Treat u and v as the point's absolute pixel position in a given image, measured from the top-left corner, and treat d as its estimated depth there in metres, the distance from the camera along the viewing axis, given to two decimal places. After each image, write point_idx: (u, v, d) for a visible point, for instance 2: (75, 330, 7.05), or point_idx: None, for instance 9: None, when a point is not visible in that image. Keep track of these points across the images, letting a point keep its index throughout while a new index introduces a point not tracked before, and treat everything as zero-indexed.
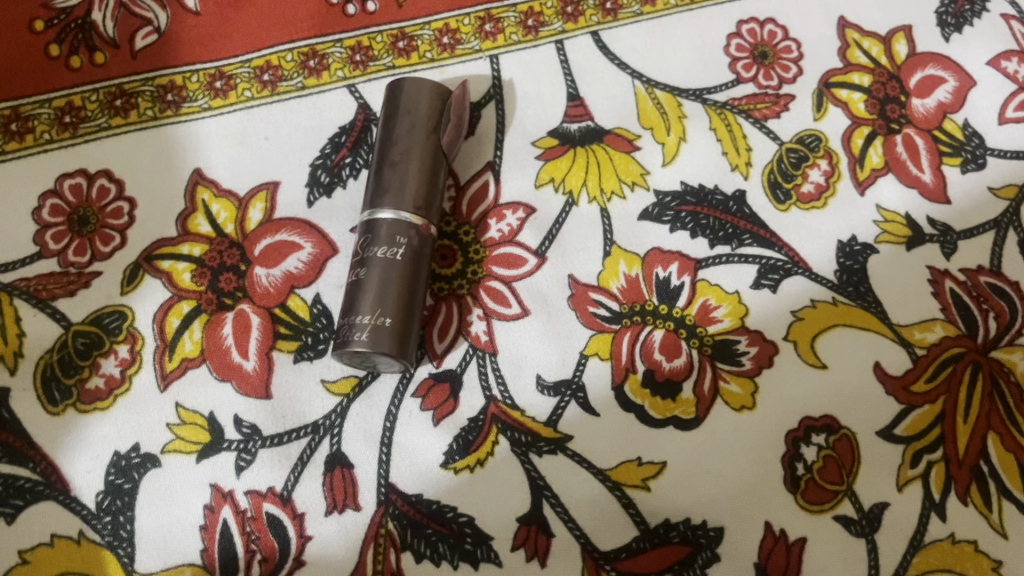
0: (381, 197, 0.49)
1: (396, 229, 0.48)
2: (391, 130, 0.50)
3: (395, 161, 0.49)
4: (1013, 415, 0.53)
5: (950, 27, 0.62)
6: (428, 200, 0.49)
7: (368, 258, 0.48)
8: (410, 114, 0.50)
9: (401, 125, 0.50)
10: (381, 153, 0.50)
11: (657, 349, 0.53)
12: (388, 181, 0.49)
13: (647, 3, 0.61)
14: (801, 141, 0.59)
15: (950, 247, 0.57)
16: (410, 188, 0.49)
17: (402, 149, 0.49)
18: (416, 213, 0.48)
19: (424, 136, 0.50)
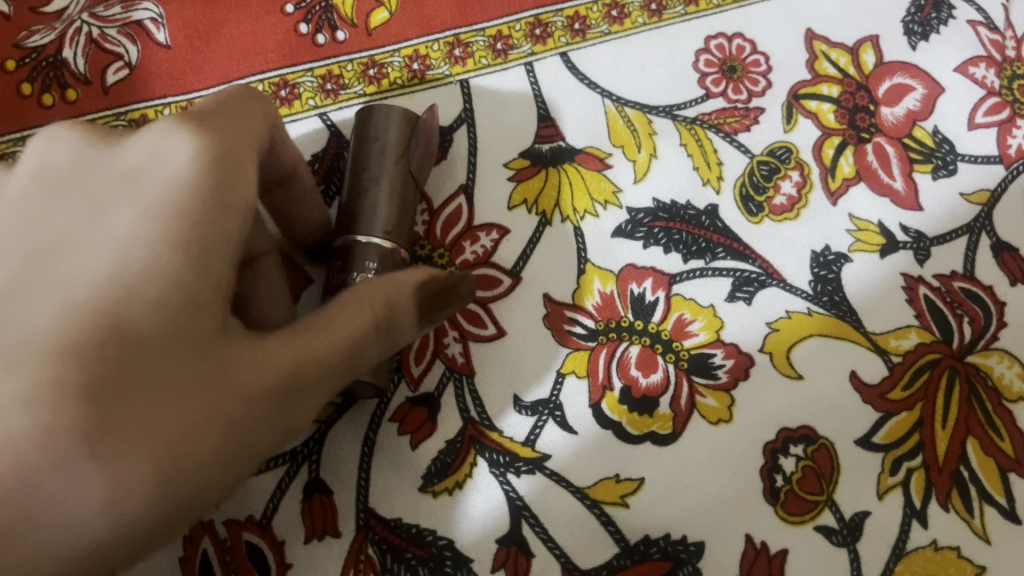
0: (352, 224, 0.48)
1: (367, 254, 0.47)
2: (360, 154, 0.50)
3: (366, 185, 0.49)
4: (991, 420, 0.53)
5: (917, 36, 0.63)
6: (398, 228, 0.49)
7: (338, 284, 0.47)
8: (379, 139, 0.50)
9: (370, 150, 0.50)
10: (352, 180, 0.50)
11: (633, 364, 0.53)
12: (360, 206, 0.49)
13: (615, 22, 0.61)
14: (772, 154, 0.59)
15: (923, 254, 0.57)
16: (381, 213, 0.49)
17: (371, 174, 0.49)
18: (387, 238, 0.48)
19: (394, 164, 0.50)
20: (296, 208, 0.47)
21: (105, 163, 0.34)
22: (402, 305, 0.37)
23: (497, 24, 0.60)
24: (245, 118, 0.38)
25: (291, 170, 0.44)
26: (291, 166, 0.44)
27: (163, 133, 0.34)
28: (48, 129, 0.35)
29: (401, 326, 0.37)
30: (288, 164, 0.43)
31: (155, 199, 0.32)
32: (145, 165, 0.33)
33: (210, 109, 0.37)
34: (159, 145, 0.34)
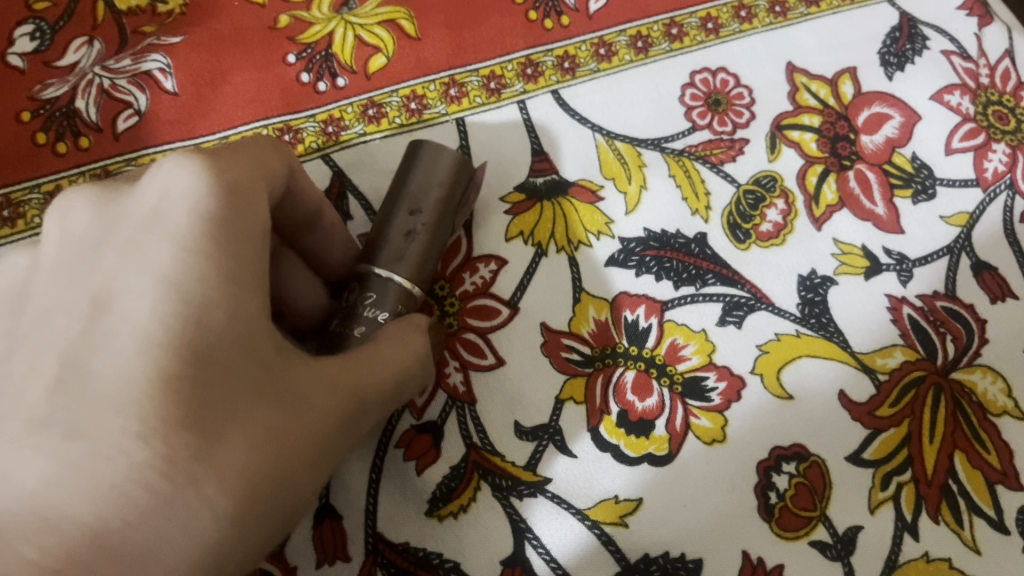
0: (378, 252, 0.48)
1: (387, 289, 0.47)
2: (405, 188, 0.50)
3: (407, 221, 0.49)
4: (978, 434, 0.55)
5: (893, 66, 0.66)
6: (424, 271, 0.49)
7: (357, 317, 0.46)
8: (428, 178, 0.50)
9: (416, 184, 0.50)
10: (390, 208, 0.50)
11: (629, 389, 0.55)
12: (393, 243, 0.48)
13: (603, 60, 0.64)
14: (757, 183, 0.61)
15: (906, 275, 0.59)
16: (413, 254, 0.48)
17: (411, 210, 0.49)
18: (409, 278, 0.48)
19: (438, 205, 0.50)
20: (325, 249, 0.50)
21: (129, 212, 0.38)
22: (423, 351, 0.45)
23: (490, 64, 0.63)
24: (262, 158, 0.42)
25: (318, 210, 0.48)
26: (317, 205, 0.47)
27: (178, 168, 0.38)
28: (62, 199, 0.40)
29: (409, 358, 0.44)
30: (312, 204, 0.47)
31: (183, 230, 0.36)
32: (168, 202, 0.37)
33: (228, 151, 0.40)
34: (176, 179, 0.38)
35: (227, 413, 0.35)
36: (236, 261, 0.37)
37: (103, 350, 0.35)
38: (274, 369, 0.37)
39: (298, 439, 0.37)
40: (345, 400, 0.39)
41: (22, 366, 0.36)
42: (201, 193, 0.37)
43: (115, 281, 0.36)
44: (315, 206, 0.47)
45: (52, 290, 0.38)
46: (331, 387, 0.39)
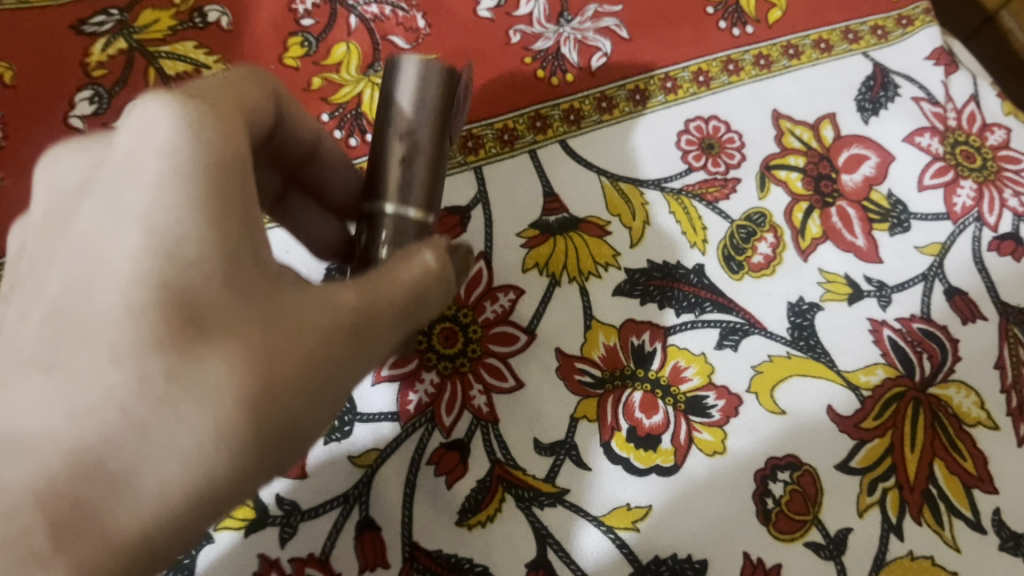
0: (382, 189, 0.46)
1: (400, 226, 0.46)
2: (392, 109, 0.46)
3: (403, 147, 0.46)
4: (954, 442, 0.61)
5: (869, 111, 0.73)
6: (431, 199, 0.47)
7: (374, 259, 0.46)
8: (419, 99, 0.46)
9: (405, 107, 0.46)
10: (383, 138, 0.46)
11: (637, 407, 0.60)
12: (395, 175, 0.46)
13: (606, 111, 0.71)
14: (749, 219, 0.68)
15: (886, 300, 0.65)
16: (419, 184, 0.46)
17: (408, 140, 0.46)
18: (420, 209, 0.46)
19: (433, 126, 0.47)
20: (330, 181, 0.57)
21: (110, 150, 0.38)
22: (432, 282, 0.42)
23: (504, 119, 0.69)
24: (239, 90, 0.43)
25: (316, 144, 0.53)
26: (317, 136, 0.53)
27: (142, 104, 0.37)
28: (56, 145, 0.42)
29: (418, 279, 0.41)
30: (310, 136, 0.52)
31: (156, 170, 0.35)
32: (135, 140, 0.37)
33: (206, 87, 0.41)
34: (138, 112, 0.37)
35: (207, 345, 0.34)
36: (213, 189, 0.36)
37: (92, 292, 0.35)
38: (265, 295, 0.37)
39: (294, 363, 0.36)
40: (347, 324, 0.38)
41: (22, 311, 0.37)
42: (168, 128, 0.36)
43: (94, 229, 0.36)
44: (311, 137, 0.53)
45: (45, 244, 0.39)
46: (328, 309, 0.38)
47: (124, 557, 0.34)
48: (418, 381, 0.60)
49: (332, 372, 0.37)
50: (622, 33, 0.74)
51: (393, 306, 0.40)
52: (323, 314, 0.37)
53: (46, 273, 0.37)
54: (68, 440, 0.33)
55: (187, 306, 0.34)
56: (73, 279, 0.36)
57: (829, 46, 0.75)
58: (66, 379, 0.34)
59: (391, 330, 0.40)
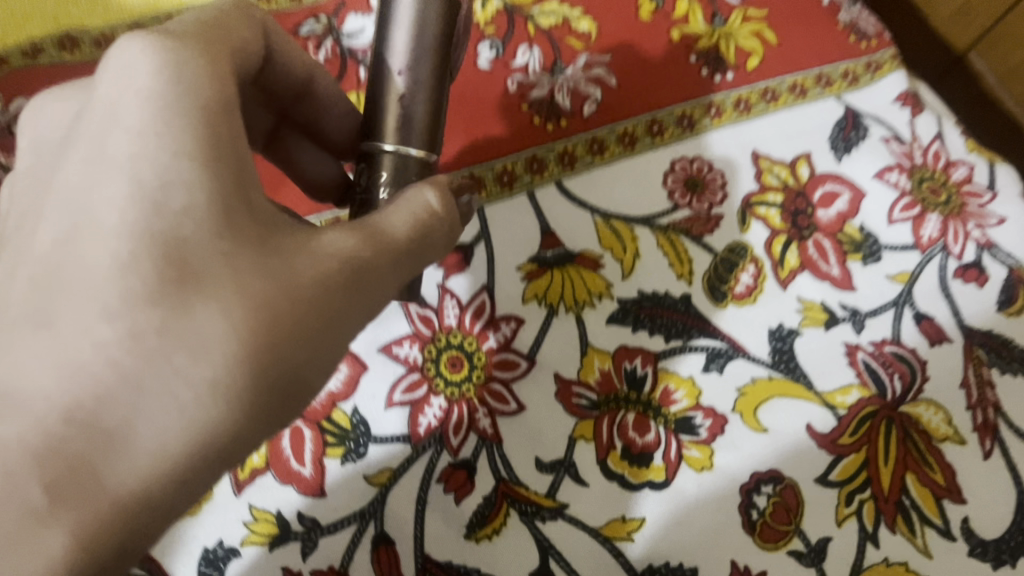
0: (382, 129, 0.47)
1: (400, 165, 0.47)
2: (389, 46, 0.47)
3: (403, 84, 0.47)
4: (925, 456, 0.65)
5: (841, 150, 0.78)
6: (433, 142, 0.49)
7: (372, 200, 0.47)
8: (418, 36, 0.46)
9: (402, 42, 0.46)
10: (382, 75, 0.47)
11: (630, 427, 0.65)
12: (397, 116, 0.47)
13: (597, 154, 0.76)
14: (731, 251, 0.73)
15: (859, 325, 0.70)
16: (420, 127, 0.47)
17: (407, 79, 0.47)
18: (421, 148, 0.48)
19: (433, 65, 0.47)
20: (321, 118, 0.58)
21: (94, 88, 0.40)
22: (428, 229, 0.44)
23: (504, 162, 0.75)
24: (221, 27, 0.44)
25: (308, 81, 0.55)
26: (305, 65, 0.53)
27: (125, 49, 0.39)
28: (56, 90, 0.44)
29: (415, 230, 0.43)
30: (301, 75, 0.54)
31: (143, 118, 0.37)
32: (120, 82, 0.38)
33: (186, 27, 0.42)
34: (125, 56, 0.39)
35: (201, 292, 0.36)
36: (202, 137, 0.38)
37: (86, 239, 0.37)
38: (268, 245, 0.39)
39: (295, 309, 0.38)
40: (348, 268, 0.40)
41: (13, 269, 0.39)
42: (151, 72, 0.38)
43: (84, 179, 0.38)
44: (303, 77, 0.54)
45: (39, 196, 0.41)
46: (330, 258, 0.40)
47: (121, 514, 0.35)
48: (427, 405, 0.65)
49: (337, 317, 0.40)
50: (611, 82, 0.79)
51: (398, 244, 0.42)
52: (321, 262, 0.39)
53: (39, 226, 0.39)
54: (78, 404, 0.35)
55: (180, 258, 0.36)
56: (68, 237, 0.38)
57: (803, 90, 0.81)
58: (74, 346, 0.36)
59: (393, 275, 0.43)
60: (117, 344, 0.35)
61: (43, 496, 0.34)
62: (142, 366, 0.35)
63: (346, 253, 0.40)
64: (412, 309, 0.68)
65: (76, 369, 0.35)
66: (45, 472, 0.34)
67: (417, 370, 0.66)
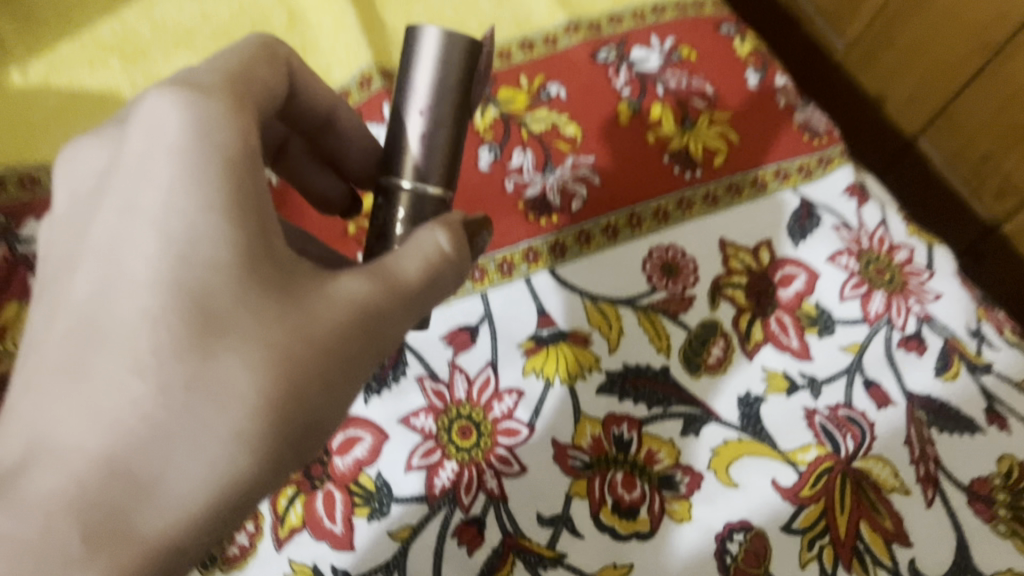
0: (401, 164, 0.54)
1: (417, 201, 0.54)
2: (413, 87, 0.53)
3: (425, 121, 0.53)
4: (876, 505, 0.75)
5: (797, 236, 0.90)
6: (451, 175, 0.55)
7: (390, 234, 0.53)
8: (441, 79, 0.53)
9: (424, 84, 0.53)
10: (406, 115, 0.54)
11: (619, 484, 0.75)
12: (419, 150, 0.53)
13: (585, 243, 0.87)
14: (703, 327, 0.83)
15: (817, 392, 0.81)
16: (439, 160, 0.54)
17: (430, 118, 0.53)
18: (438, 185, 0.54)
19: (452, 104, 0.54)
20: (340, 150, 0.69)
21: (134, 144, 0.47)
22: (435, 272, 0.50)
23: (504, 253, 0.86)
24: (252, 75, 0.52)
25: (330, 112, 0.65)
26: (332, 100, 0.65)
27: (161, 111, 0.46)
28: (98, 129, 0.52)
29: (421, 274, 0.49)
30: (324, 108, 0.65)
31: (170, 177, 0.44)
32: (155, 142, 0.46)
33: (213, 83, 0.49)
34: (160, 119, 0.46)
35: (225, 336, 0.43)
36: (228, 191, 0.45)
37: (122, 287, 0.44)
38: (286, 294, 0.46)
39: (310, 351, 0.45)
40: (358, 313, 0.47)
41: (55, 320, 0.46)
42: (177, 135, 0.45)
43: (123, 233, 0.45)
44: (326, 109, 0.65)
45: (83, 244, 0.47)
46: (341, 306, 0.47)
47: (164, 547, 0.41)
48: (441, 469, 0.74)
49: (353, 356, 0.47)
50: (595, 181, 0.91)
51: (407, 288, 0.49)
52: (335, 310, 0.46)
53: (81, 272, 0.46)
54: (112, 459, 0.41)
55: (208, 310, 0.43)
56: (99, 292, 0.45)
57: (764, 184, 0.93)
58: (108, 401, 0.42)
59: (404, 316, 0.50)
60: (149, 397, 0.42)
61: (82, 546, 0.39)
62: (171, 421, 0.42)
63: (358, 300, 0.47)
64: (427, 384, 0.78)
65: (110, 425, 0.41)
66: (85, 523, 0.40)
67: (431, 437, 0.76)
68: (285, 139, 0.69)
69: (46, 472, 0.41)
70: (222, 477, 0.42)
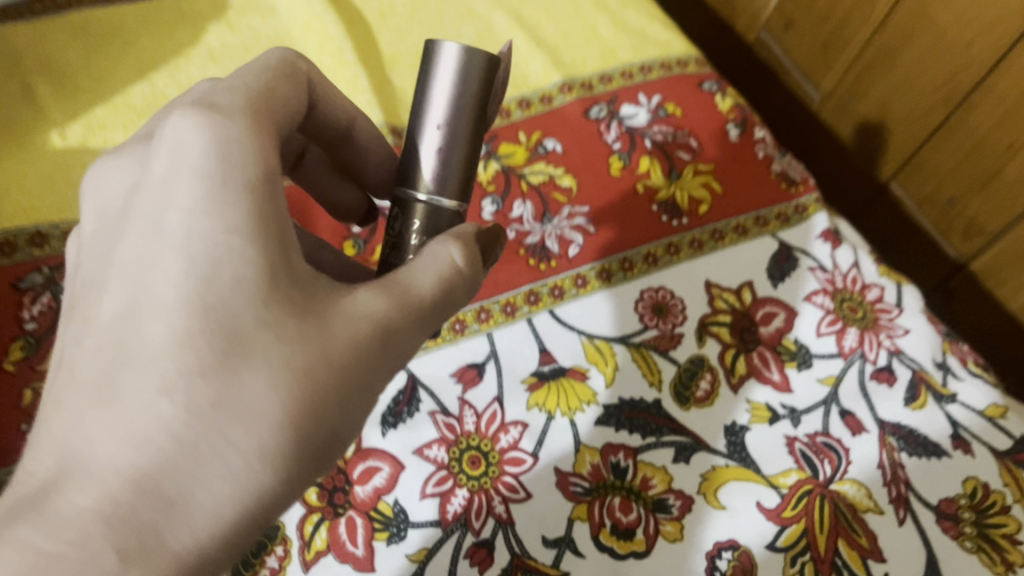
0: (417, 177, 0.55)
1: (433, 213, 0.56)
2: (430, 101, 0.55)
3: (441, 136, 0.55)
4: (852, 524, 0.81)
5: (777, 278, 0.97)
6: (465, 192, 0.57)
7: (403, 244, 0.56)
8: (458, 95, 0.54)
9: (441, 100, 0.54)
10: (423, 128, 0.55)
11: (617, 508, 0.81)
12: (435, 166, 0.55)
13: (581, 286, 0.95)
14: (692, 362, 0.91)
15: (797, 421, 0.88)
16: (454, 177, 0.56)
17: (445, 132, 0.55)
18: (453, 200, 0.56)
19: (470, 121, 0.55)
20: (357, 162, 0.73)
21: (156, 165, 0.49)
22: (445, 292, 0.53)
23: (507, 296, 0.93)
24: (272, 95, 0.54)
25: (349, 128, 0.69)
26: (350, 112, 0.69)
27: (184, 133, 0.48)
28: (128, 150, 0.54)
29: (430, 294, 0.52)
30: (343, 124, 0.69)
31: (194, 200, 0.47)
32: (177, 164, 0.48)
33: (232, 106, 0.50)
34: (183, 141, 0.48)
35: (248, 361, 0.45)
36: (249, 214, 0.47)
37: (147, 307, 0.46)
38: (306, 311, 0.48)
39: (328, 372, 0.48)
40: (373, 331, 0.50)
41: (82, 338, 0.48)
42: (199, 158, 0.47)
43: (150, 254, 0.47)
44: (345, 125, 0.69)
45: (110, 263, 0.49)
46: (360, 323, 0.50)
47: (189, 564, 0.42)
48: (453, 496, 0.81)
49: (374, 368, 0.50)
50: (590, 229, 0.98)
51: (422, 300, 0.52)
52: (351, 329, 0.49)
53: (110, 291, 0.48)
54: (142, 477, 0.42)
55: (232, 333, 0.45)
56: (126, 312, 0.47)
57: (745, 230, 1.01)
58: (133, 422, 0.43)
59: (419, 327, 0.53)
60: (175, 416, 0.43)
61: (116, 560, 0.40)
62: (198, 440, 0.43)
63: (377, 314, 0.50)
64: (439, 418, 0.85)
65: (139, 445, 0.42)
66: (116, 537, 0.40)
67: (444, 467, 0.82)
68: (304, 148, 0.74)
69: (80, 487, 0.42)
70: (253, 490, 0.45)
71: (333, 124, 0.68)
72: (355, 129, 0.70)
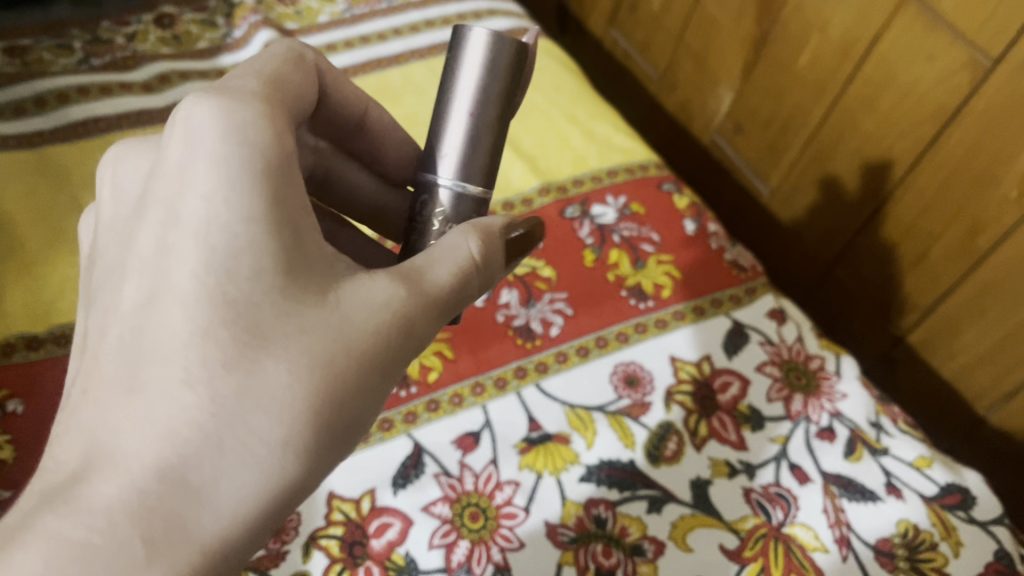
0: (450, 159, 0.68)
1: (459, 205, 0.69)
2: (464, 88, 0.67)
3: (469, 123, 0.67)
4: (803, 562, 0.94)
5: (731, 350, 1.12)
6: (488, 177, 0.70)
7: (427, 228, 0.69)
8: (486, 87, 0.67)
9: (473, 88, 0.67)
10: (457, 113, 0.67)
11: (599, 553, 0.93)
12: (464, 150, 0.68)
13: (562, 361, 1.09)
14: (660, 426, 1.04)
15: (752, 474, 1.01)
16: (480, 157, 0.69)
17: (476, 116, 0.67)
18: (478, 186, 0.69)
19: (494, 113, 0.68)
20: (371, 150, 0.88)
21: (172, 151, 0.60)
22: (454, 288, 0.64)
23: (499, 372, 1.07)
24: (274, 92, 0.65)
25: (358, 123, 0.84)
26: (359, 111, 0.83)
27: (200, 120, 0.58)
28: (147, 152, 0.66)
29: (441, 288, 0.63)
30: (354, 119, 0.83)
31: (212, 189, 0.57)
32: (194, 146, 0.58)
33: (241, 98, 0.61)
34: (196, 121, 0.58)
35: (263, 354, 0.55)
36: (262, 206, 0.58)
37: (167, 290, 0.57)
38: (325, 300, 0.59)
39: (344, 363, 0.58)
40: (393, 318, 0.61)
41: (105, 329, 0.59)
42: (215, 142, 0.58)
43: (167, 242, 0.58)
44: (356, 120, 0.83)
45: (127, 260, 0.61)
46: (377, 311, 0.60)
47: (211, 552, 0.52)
48: (456, 547, 0.92)
49: (390, 352, 0.61)
50: (568, 312, 1.13)
51: (434, 290, 0.63)
52: (372, 317, 0.60)
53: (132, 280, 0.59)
54: (167, 468, 0.52)
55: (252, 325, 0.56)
56: (147, 301, 0.58)
57: (703, 310, 1.16)
58: (164, 413, 0.53)
59: (432, 313, 0.64)
60: (198, 403, 0.54)
61: (143, 545, 0.50)
62: (222, 429, 0.54)
63: (393, 301, 0.61)
64: (442, 479, 0.97)
65: (169, 435, 0.53)
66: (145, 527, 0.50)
67: (448, 521, 0.94)
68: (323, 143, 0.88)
69: (103, 479, 0.51)
70: (277, 474, 0.55)
71: (343, 119, 0.83)
72: (366, 120, 0.84)
